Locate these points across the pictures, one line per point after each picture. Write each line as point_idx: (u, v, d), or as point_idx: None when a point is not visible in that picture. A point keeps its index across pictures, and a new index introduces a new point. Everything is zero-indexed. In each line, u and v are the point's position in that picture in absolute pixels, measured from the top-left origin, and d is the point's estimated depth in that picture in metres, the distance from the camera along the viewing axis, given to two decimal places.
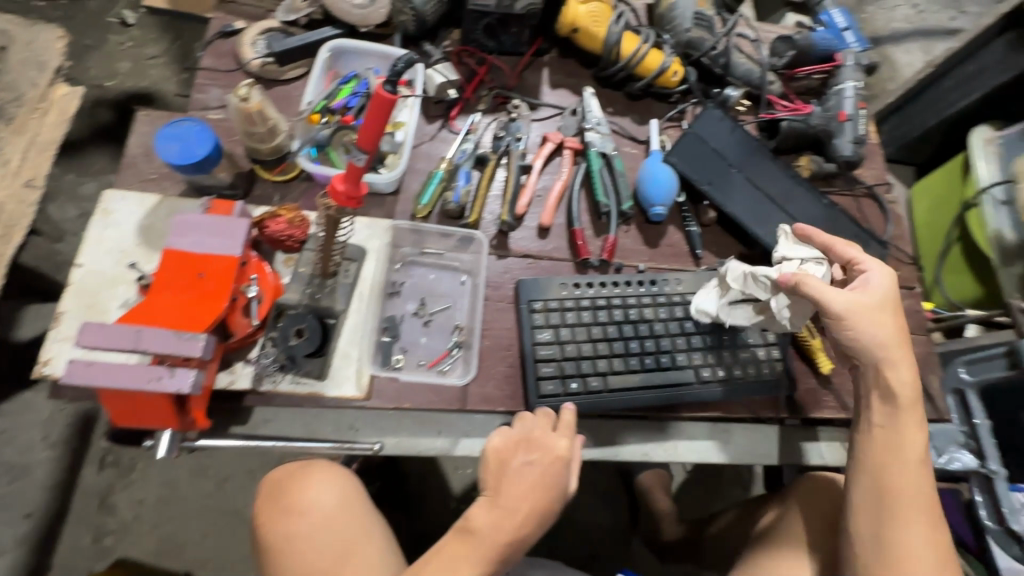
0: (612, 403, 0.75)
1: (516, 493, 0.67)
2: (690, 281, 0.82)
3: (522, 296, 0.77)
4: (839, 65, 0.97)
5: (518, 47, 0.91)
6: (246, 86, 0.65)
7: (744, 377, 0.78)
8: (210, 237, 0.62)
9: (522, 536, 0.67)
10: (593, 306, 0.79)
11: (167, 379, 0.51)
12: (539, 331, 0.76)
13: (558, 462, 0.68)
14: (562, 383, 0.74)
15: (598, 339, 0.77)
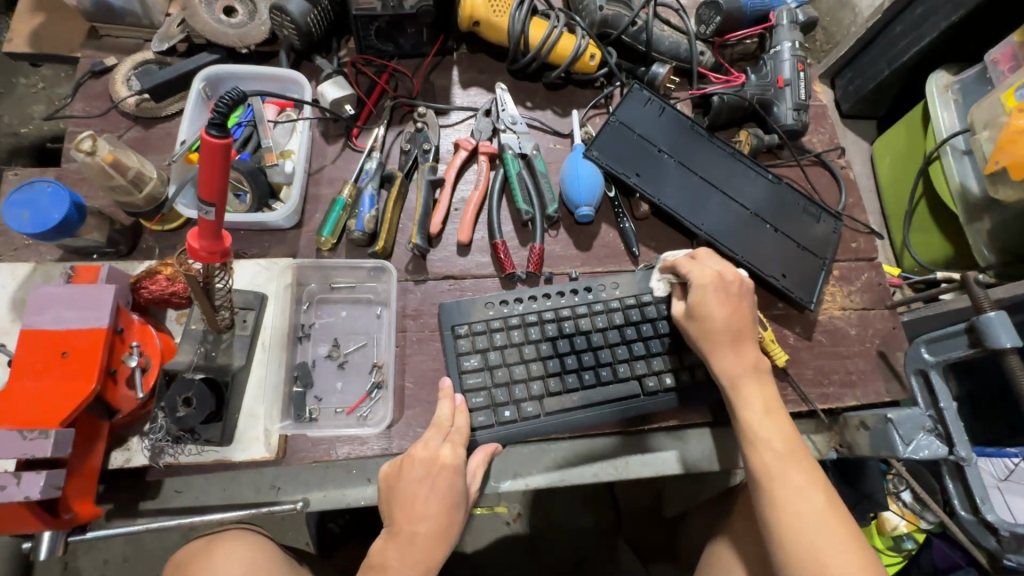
0: (549, 428, 0.69)
1: (413, 517, 0.59)
2: (627, 284, 0.76)
3: (445, 320, 0.71)
4: (772, 26, 0.89)
5: (420, 48, 0.84)
6: (87, 138, 0.58)
7: (691, 381, 0.73)
8: (72, 311, 0.56)
9: (430, 559, 0.59)
10: (523, 324, 0.72)
11: (12, 487, 0.46)
12: (465, 359, 0.69)
13: (452, 472, 0.61)
14: (493, 413, 0.68)
15: (531, 360, 0.71)
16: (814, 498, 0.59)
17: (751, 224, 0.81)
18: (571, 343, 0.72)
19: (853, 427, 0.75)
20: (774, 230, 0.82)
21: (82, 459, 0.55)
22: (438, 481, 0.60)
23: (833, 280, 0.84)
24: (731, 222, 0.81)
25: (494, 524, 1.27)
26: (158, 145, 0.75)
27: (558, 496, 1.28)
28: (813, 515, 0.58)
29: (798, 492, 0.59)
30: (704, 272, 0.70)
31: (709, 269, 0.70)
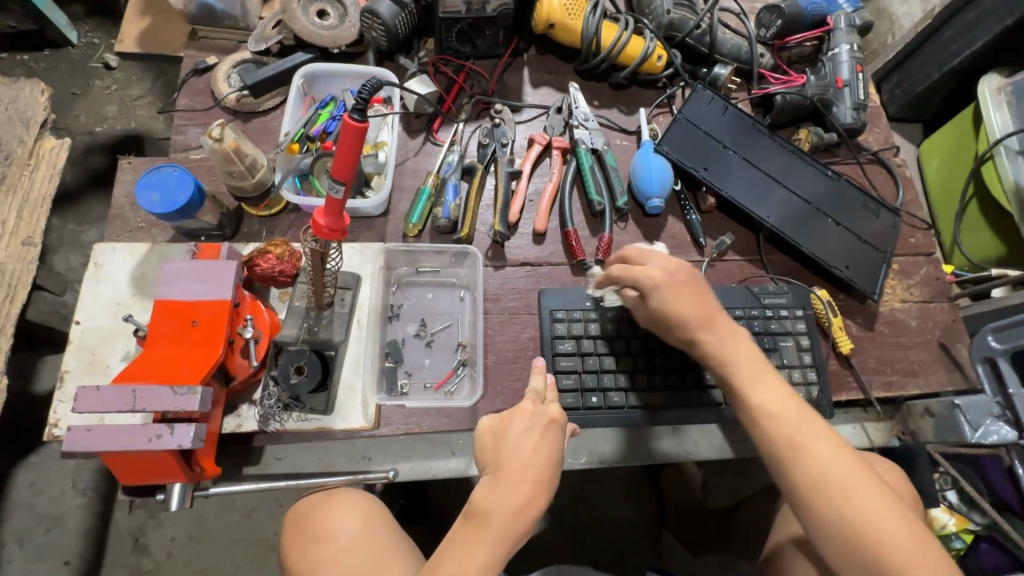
0: (632, 417, 0.72)
1: (518, 463, 0.60)
2: (717, 297, 0.79)
3: (542, 306, 0.75)
4: (830, 30, 0.93)
5: (495, 49, 0.88)
6: (217, 126, 0.63)
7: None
8: (199, 284, 0.61)
9: (529, 509, 0.59)
10: (616, 315, 0.76)
11: (167, 436, 0.51)
12: (559, 342, 0.73)
13: (554, 427, 0.63)
14: (582, 397, 0.72)
15: (623, 350, 0.74)
16: (831, 455, 0.58)
17: (813, 217, 0.84)
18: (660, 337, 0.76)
19: (917, 415, 0.78)
20: (835, 223, 0.85)
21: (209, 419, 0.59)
22: (541, 432, 0.62)
23: (893, 274, 0.87)
24: (793, 215, 0.84)
25: (540, 512, 1.27)
26: (258, 138, 0.80)
27: (602, 488, 1.32)
28: (838, 474, 0.57)
29: (834, 482, 0.57)
30: (661, 275, 0.66)
31: (655, 270, 0.67)
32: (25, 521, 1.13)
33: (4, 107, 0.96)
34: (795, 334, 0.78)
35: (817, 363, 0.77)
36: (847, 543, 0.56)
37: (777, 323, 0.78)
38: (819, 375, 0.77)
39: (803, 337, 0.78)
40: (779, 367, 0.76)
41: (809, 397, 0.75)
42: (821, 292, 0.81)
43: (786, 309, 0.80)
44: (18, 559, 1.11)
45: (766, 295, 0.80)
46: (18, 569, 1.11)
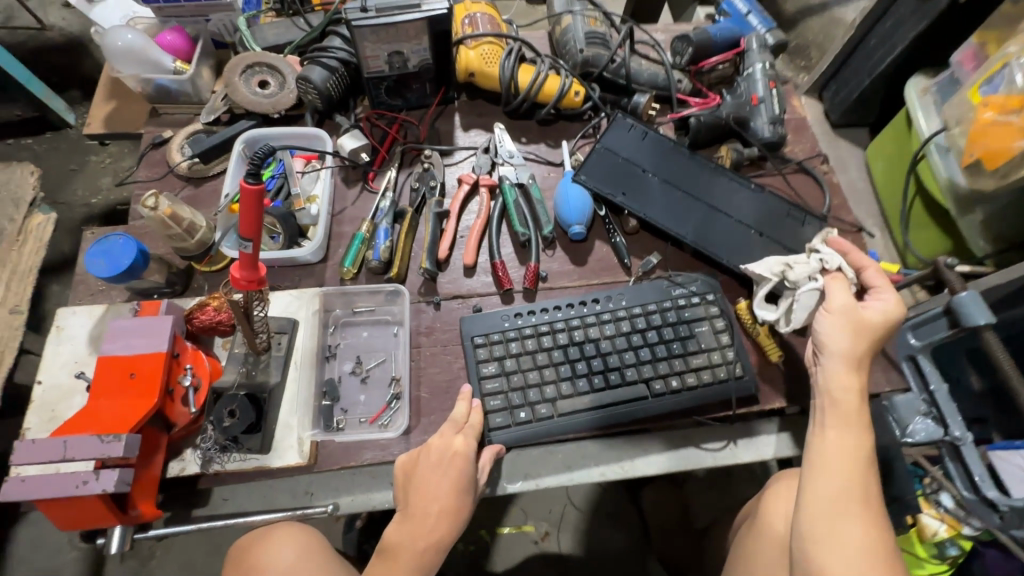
0: (563, 429, 0.74)
1: (426, 498, 0.65)
2: (631, 295, 0.82)
3: (464, 334, 0.79)
4: (743, 51, 0.97)
5: (424, 100, 0.96)
6: (151, 195, 0.71)
7: (698, 385, 0.77)
8: (138, 339, 0.67)
9: (438, 540, 0.65)
10: (536, 333, 0.79)
11: (93, 482, 0.56)
12: (484, 366, 0.76)
13: (461, 458, 0.67)
14: (511, 415, 0.74)
15: (546, 366, 0.77)
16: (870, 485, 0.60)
17: (736, 232, 0.87)
18: (581, 348, 0.78)
19: None
20: (759, 236, 0.87)
21: (146, 466, 0.64)
22: (449, 466, 0.67)
23: None
24: (712, 230, 0.87)
25: (522, 542, 1.27)
26: (208, 200, 0.87)
27: (584, 514, 1.29)
28: (856, 493, 0.59)
29: (840, 514, 0.58)
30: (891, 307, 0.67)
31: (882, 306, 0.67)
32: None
33: None
34: (710, 315, 0.81)
35: (734, 340, 0.79)
36: (811, 550, 0.59)
37: (689, 308, 0.81)
38: (742, 365, 0.78)
39: (720, 318, 0.81)
40: (699, 351, 0.78)
41: (732, 374, 0.77)
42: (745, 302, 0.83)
43: (698, 294, 0.83)
44: None
45: (679, 284, 0.83)
46: None
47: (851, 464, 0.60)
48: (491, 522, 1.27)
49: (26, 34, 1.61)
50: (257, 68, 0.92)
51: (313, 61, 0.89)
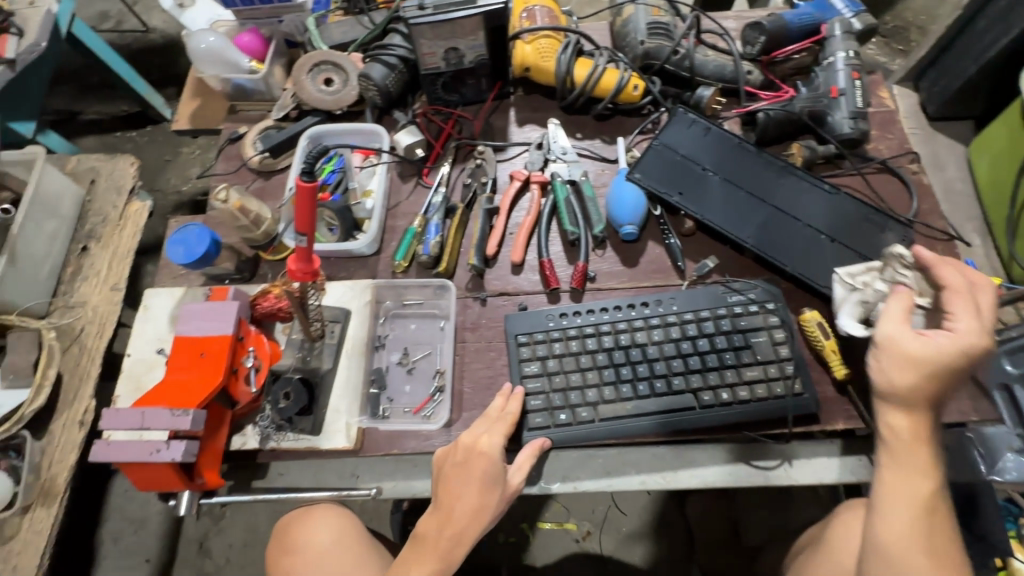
0: (603, 433, 0.73)
1: (452, 495, 0.67)
2: (684, 300, 0.79)
3: (508, 331, 0.79)
4: (824, 38, 0.90)
5: (480, 95, 0.96)
6: (222, 190, 0.77)
7: (750, 399, 0.73)
8: (208, 322, 0.72)
9: (467, 535, 0.66)
10: (580, 335, 0.77)
11: (164, 450, 0.62)
12: (526, 365, 0.76)
13: (487, 460, 0.67)
14: (550, 416, 0.73)
15: (589, 368, 0.76)
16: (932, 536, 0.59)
17: (804, 236, 0.81)
18: (626, 352, 0.76)
19: None
20: (830, 241, 0.80)
21: (211, 438, 0.70)
22: (474, 467, 0.67)
23: None
24: (777, 233, 0.81)
25: (563, 539, 1.26)
26: (275, 193, 0.93)
27: (628, 518, 1.27)
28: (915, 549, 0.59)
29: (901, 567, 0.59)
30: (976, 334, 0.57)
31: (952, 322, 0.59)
32: (117, 522, 1.32)
33: (103, 179, 1.19)
34: (768, 325, 0.76)
35: (795, 354, 0.74)
36: None
37: (746, 317, 0.77)
38: (802, 381, 0.73)
39: (780, 330, 0.76)
40: (753, 364, 0.74)
41: (789, 391, 0.72)
42: (812, 312, 0.77)
43: (757, 303, 0.78)
44: (111, 556, 1.30)
45: (737, 291, 0.79)
46: (111, 565, 1.29)
47: (898, 504, 0.60)
48: (531, 517, 1.28)
49: (133, 36, 1.78)
50: (322, 66, 0.96)
51: (375, 58, 0.92)
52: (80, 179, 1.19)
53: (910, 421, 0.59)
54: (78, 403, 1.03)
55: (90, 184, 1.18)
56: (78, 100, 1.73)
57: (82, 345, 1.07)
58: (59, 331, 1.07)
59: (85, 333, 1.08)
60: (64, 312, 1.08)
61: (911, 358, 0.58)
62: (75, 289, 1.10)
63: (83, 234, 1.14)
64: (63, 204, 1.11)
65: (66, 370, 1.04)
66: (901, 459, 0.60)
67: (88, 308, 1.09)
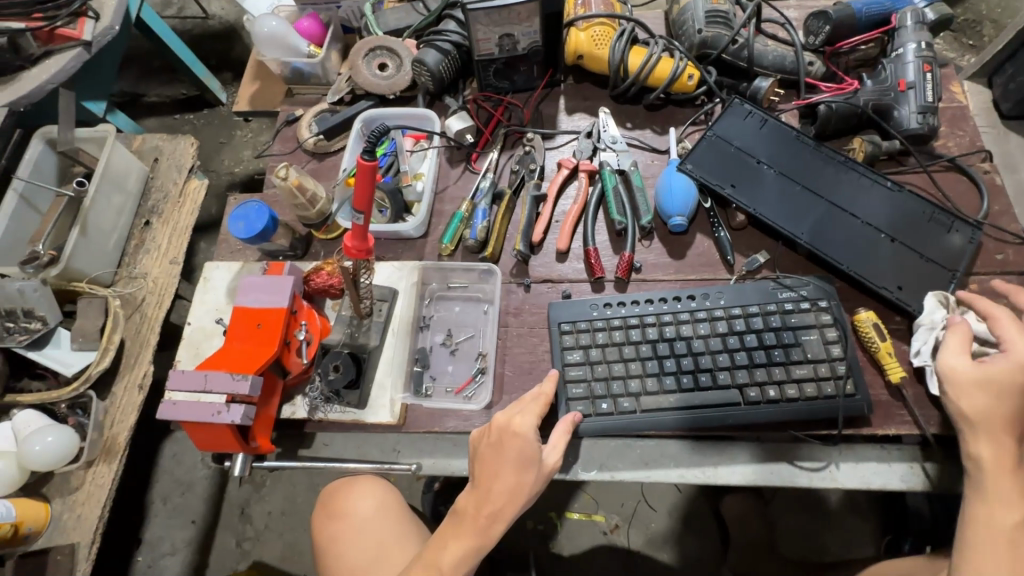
0: (644, 425, 0.72)
1: (489, 474, 0.66)
2: (732, 294, 0.77)
3: (551, 318, 0.79)
4: (894, 28, 0.86)
5: (531, 82, 0.96)
6: (283, 168, 0.80)
7: (799, 398, 0.71)
8: (266, 294, 0.75)
9: (502, 513, 0.65)
10: (624, 325, 0.77)
11: (224, 412, 0.65)
12: (569, 352, 0.76)
13: (522, 440, 0.66)
14: (592, 404, 0.73)
15: (632, 359, 0.75)
16: None
17: (863, 233, 0.78)
18: (670, 344, 0.75)
19: None
20: (891, 240, 0.77)
21: (265, 405, 0.73)
22: (508, 447, 0.66)
23: (970, 295, 0.76)
24: (835, 229, 0.79)
25: (591, 530, 1.27)
26: (328, 174, 0.96)
27: (657, 514, 1.26)
28: None
29: None
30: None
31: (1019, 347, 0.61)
32: (167, 483, 1.40)
33: (165, 158, 1.25)
34: (820, 324, 0.74)
35: (847, 354, 0.72)
36: None
37: (797, 315, 0.75)
38: (854, 383, 0.71)
39: (832, 328, 0.74)
40: (803, 362, 0.72)
41: (841, 392, 0.70)
42: (868, 312, 0.75)
43: (809, 301, 0.75)
44: (160, 514, 1.38)
45: (788, 287, 0.76)
46: (161, 523, 1.37)
47: (990, 538, 0.57)
48: (560, 506, 1.28)
49: (193, 23, 1.85)
50: (377, 51, 0.98)
51: (429, 44, 0.93)
52: (145, 158, 1.25)
53: (991, 451, 0.59)
54: (138, 368, 1.10)
55: (154, 162, 1.24)
56: (142, 84, 1.81)
57: (143, 313, 1.13)
58: (123, 300, 1.13)
59: (146, 303, 1.14)
60: (128, 282, 1.15)
61: (977, 381, 0.61)
62: (138, 260, 1.17)
63: (147, 210, 1.20)
64: (129, 180, 1.17)
65: (129, 337, 1.10)
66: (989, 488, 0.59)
67: (149, 280, 1.15)
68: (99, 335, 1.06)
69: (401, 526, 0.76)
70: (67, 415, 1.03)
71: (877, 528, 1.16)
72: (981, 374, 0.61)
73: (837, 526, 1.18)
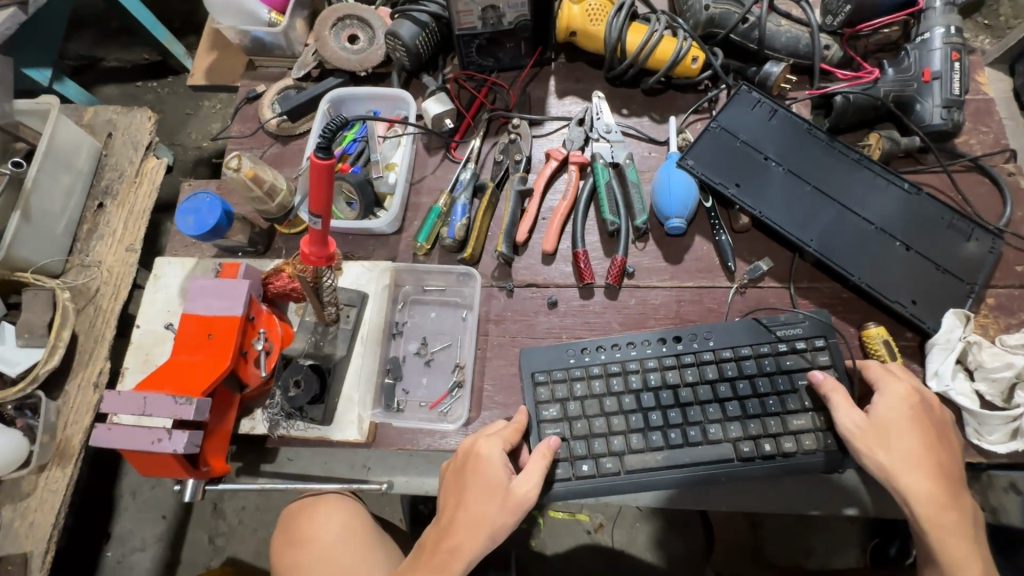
0: (630, 487, 0.65)
1: (453, 503, 0.62)
2: (723, 335, 0.70)
3: (524, 367, 0.70)
4: (920, 10, 0.77)
5: (519, 60, 0.86)
6: (234, 157, 0.71)
7: (796, 452, 0.65)
8: (217, 300, 0.67)
9: (463, 551, 0.59)
10: (605, 374, 0.69)
11: (166, 440, 0.58)
12: (544, 408, 0.68)
13: (486, 465, 0.62)
14: (571, 466, 0.66)
15: (614, 412, 0.68)
16: None
17: (877, 240, 0.71)
18: (655, 393, 0.68)
19: (999, 488, 0.66)
20: (907, 248, 0.71)
21: (219, 423, 0.66)
22: (472, 473, 0.62)
23: (986, 310, 0.70)
24: (849, 243, 0.72)
25: (574, 529, 1.24)
26: (293, 160, 0.87)
27: (642, 514, 1.23)
28: None
29: None
30: (893, 378, 0.63)
31: (904, 383, 0.62)
32: (136, 477, 1.34)
33: (120, 133, 1.13)
34: (820, 367, 0.67)
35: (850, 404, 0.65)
36: None
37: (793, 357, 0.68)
38: None
39: (829, 371, 0.67)
40: (800, 412, 0.66)
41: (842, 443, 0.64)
42: (877, 327, 0.69)
43: (805, 339, 0.69)
44: (130, 509, 1.32)
45: (781, 325, 0.69)
46: (129, 517, 1.32)
47: None
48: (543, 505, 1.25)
49: None
50: (347, 21, 0.87)
51: (404, 14, 0.83)
52: (97, 133, 1.13)
53: (932, 510, 0.57)
54: (93, 365, 1.02)
55: (107, 138, 1.13)
56: (100, 47, 1.66)
57: (96, 306, 1.04)
58: (74, 291, 1.04)
59: (100, 294, 1.05)
60: (79, 271, 1.05)
61: (875, 431, 0.60)
62: (91, 247, 1.07)
63: (99, 191, 1.10)
64: (79, 157, 1.06)
65: (81, 331, 1.02)
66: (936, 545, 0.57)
67: (103, 269, 1.06)
68: (48, 331, 0.98)
69: (371, 539, 0.75)
70: (15, 417, 0.96)
71: (863, 530, 1.15)
72: (875, 423, 0.60)
73: (822, 528, 1.17)
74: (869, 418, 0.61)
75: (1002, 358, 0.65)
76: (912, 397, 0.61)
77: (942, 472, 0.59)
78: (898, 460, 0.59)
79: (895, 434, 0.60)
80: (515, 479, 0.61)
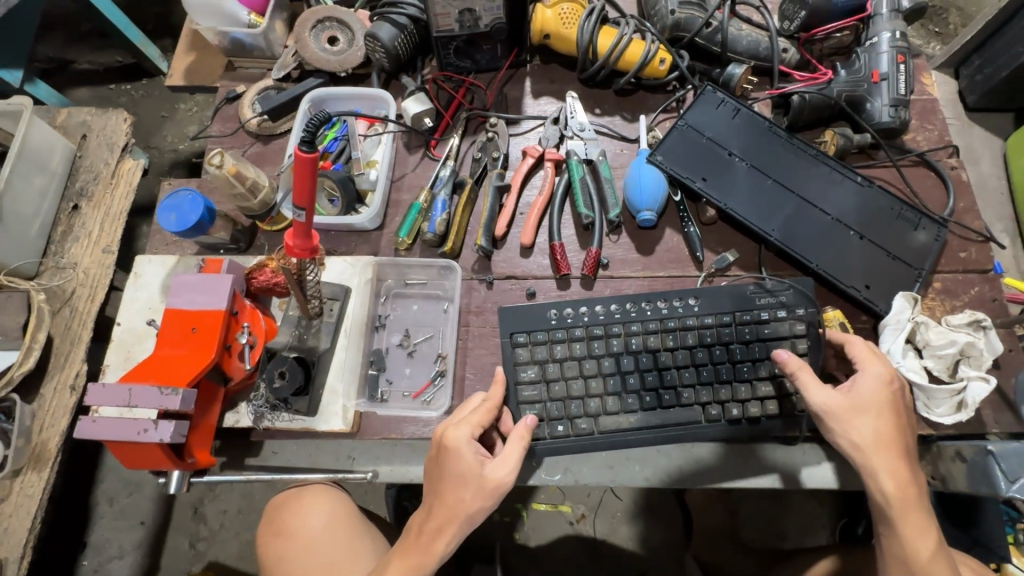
0: (604, 445, 0.70)
1: (433, 490, 0.63)
2: (708, 303, 0.73)
3: (503, 329, 0.73)
4: (869, 15, 0.83)
5: (495, 62, 0.90)
6: (216, 155, 0.72)
7: (760, 416, 0.70)
8: (201, 295, 0.68)
9: (444, 534, 0.61)
10: (586, 337, 0.72)
11: (152, 430, 0.59)
12: (523, 369, 0.71)
13: (457, 454, 0.62)
14: (548, 427, 0.70)
15: (592, 374, 0.71)
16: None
17: (833, 232, 0.76)
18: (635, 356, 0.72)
19: (948, 458, 0.69)
20: (860, 237, 0.76)
21: (204, 415, 0.67)
22: (447, 463, 0.63)
23: (933, 294, 0.76)
24: (808, 228, 0.77)
25: (558, 521, 1.26)
26: (274, 159, 0.88)
27: (623, 503, 1.26)
28: None
29: None
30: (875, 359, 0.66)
31: (882, 364, 0.65)
32: (113, 484, 1.32)
33: (95, 134, 1.12)
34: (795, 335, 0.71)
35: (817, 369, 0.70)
36: None
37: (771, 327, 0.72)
38: None
39: (803, 339, 0.71)
40: (768, 378, 0.71)
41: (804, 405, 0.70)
42: (835, 311, 0.74)
43: (785, 308, 0.72)
44: (107, 516, 1.30)
45: (770, 291, 0.73)
46: (107, 525, 1.30)
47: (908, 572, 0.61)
48: (527, 498, 1.27)
49: None
50: (326, 23, 0.89)
51: (383, 17, 0.85)
52: (71, 134, 1.12)
53: (897, 488, 0.61)
54: (70, 367, 1.01)
55: (82, 139, 1.11)
56: (71, 49, 1.64)
57: (73, 308, 1.03)
58: (49, 294, 1.03)
59: (76, 296, 1.04)
60: (54, 273, 1.04)
61: (852, 410, 0.63)
62: (66, 249, 1.06)
63: (74, 192, 1.09)
64: (53, 159, 1.05)
65: (57, 334, 1.01)
66: (897, 521, 0.61)
67: (79, 270, 1.05)
68: (22, 333, 0.97)
69: (357, 530, 0.76)
70: None
71: (833, 511, 1.20)
72: (852, 403, 0.63)
73: (795, 510, 1.21)
74: (848, 396, 0.64)
75: (947, 336, 0.70)
76: (890, 376, 0.65)
77: (906, 453, 0.62)
78: (872, 442, 0.62)
79: (871, 415, 0.62)
80: (491, 465, 0.63)
